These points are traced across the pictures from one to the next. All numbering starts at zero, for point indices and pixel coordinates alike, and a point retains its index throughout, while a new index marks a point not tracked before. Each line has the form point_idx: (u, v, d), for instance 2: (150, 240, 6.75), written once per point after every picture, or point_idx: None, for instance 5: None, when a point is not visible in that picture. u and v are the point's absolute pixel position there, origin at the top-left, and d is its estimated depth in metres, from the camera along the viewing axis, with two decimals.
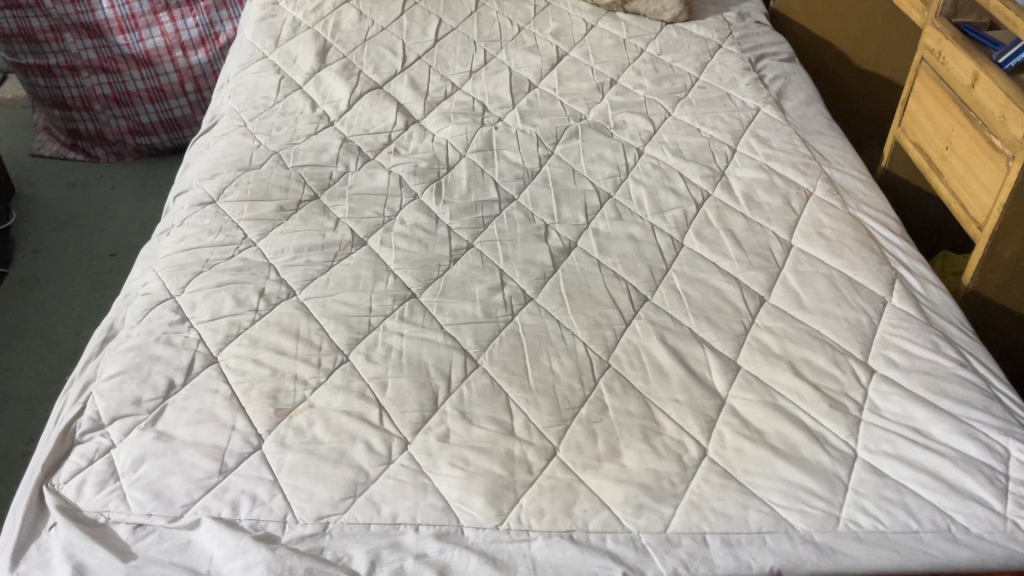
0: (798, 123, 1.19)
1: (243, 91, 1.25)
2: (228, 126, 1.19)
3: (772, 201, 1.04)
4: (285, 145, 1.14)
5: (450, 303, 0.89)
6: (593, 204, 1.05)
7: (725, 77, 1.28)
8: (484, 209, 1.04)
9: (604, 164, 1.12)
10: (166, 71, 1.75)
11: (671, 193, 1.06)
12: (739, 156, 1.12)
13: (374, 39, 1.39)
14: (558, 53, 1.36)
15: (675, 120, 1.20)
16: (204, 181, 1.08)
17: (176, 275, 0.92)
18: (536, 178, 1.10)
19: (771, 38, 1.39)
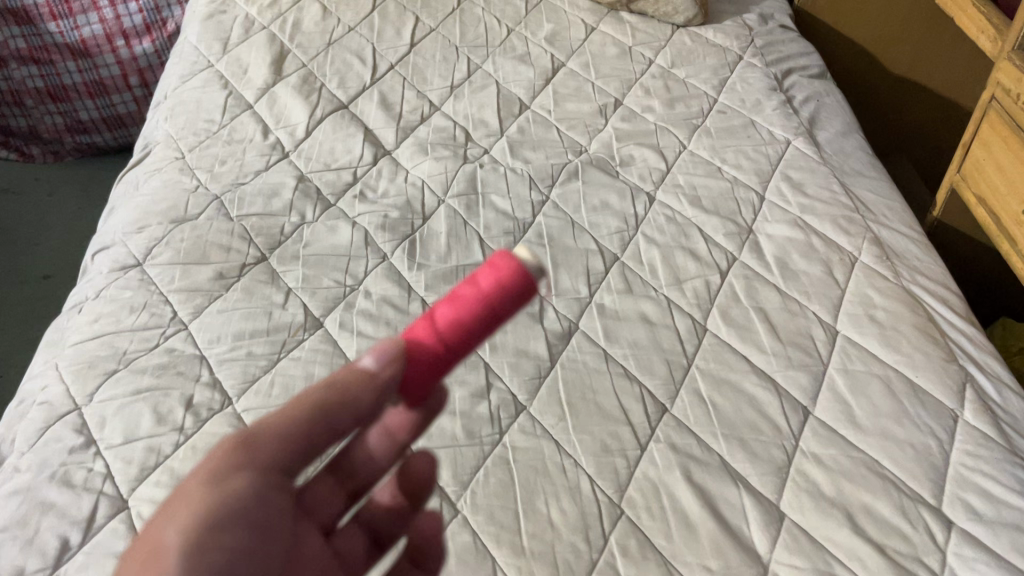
0: (835, 160, 1.02)
1: (182, 112, 1.06)
2: (163, 158, 1.00)
3: (811, 270, 0.87)
4: (229, 186, 0.96)
5: None
6: (597, 270, 0.88)
7: (749, 99, 1.10)
8: (466, 275, 0.87)
9: (609, 214, 0.94)
10: (106, 63, 1.54)
11: (690, 257, 0.89)
12: (769, 206, 0.95)
13: (340, 43, 1.20)
14: (553, 64, 1.17)
15: (692, 155, 1.02)
16: (129, 235, 0.90)
17: (84, 377, 0.74)
18: (529, 233, 0.93)
19: (798, 47, 1.21)
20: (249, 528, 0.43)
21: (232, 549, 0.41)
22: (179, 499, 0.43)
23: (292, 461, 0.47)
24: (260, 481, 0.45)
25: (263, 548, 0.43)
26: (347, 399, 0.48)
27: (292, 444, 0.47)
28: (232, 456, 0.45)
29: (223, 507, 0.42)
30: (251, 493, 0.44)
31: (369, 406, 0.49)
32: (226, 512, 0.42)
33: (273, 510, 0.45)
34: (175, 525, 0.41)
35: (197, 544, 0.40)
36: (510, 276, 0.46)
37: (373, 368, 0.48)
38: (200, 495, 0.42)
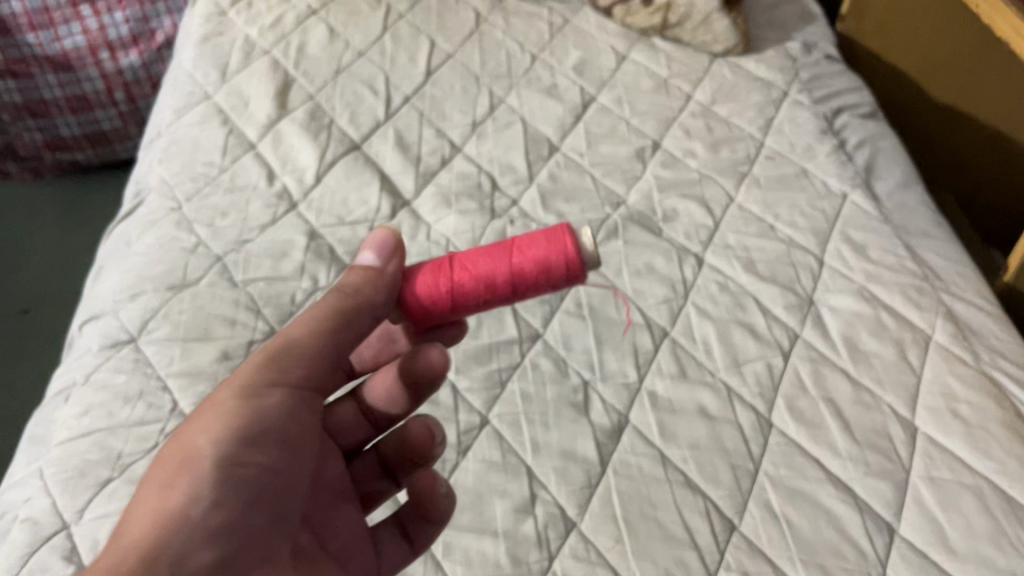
0: (896, 218, 0.93)
1: (177, 153, 0.96)
2: (157, 208, 0.90)
3: (882, 351, 0.79)
4: (231, 244, 0.86)
5: (462, 539, 0.65)
6: (646, 348, 0.79)
7: (798, 143, 1.01)
8: (500, 354, 0.78)
9: (654, 280, 0.85)
10: (89, 77, 1.44)
11: (748, 334, 0.80)
12: (830, 273, 0.86)
13: (350, 71, 1.10)
14: (584, 98, 1.07)
15: (741, 209, 0.93)
16: (121, 304, 0.80)
17: (74, 488, 0.66)
18: (567, 300, 0.83)
19: (846, 82, 1.12)
20: (266, 446, 0.52)
21: (256, 462, 0.51)
22: (210, 414, 0.51)
23: (316, 378, 0.55)
24: (290, 400, 0.54)
25: (283, 465, 0.52)
26: (357, 300, 0.56)
27: (316, 359, 0.55)
28: (264, 375, 0.53)
29: (249, 428, 0.51)
30: (277, 411, 0.53)
31: (382, 303, 0.58)
32: (248, 430, 0.51)
33: (289, 433, 0.53)
34: (208, 435, 0.50)
35: (226, 460, 0.50)
36: (558, 259, 0.58)
37: (375, 262, 0.59)
38: (230, 414, 0.51)
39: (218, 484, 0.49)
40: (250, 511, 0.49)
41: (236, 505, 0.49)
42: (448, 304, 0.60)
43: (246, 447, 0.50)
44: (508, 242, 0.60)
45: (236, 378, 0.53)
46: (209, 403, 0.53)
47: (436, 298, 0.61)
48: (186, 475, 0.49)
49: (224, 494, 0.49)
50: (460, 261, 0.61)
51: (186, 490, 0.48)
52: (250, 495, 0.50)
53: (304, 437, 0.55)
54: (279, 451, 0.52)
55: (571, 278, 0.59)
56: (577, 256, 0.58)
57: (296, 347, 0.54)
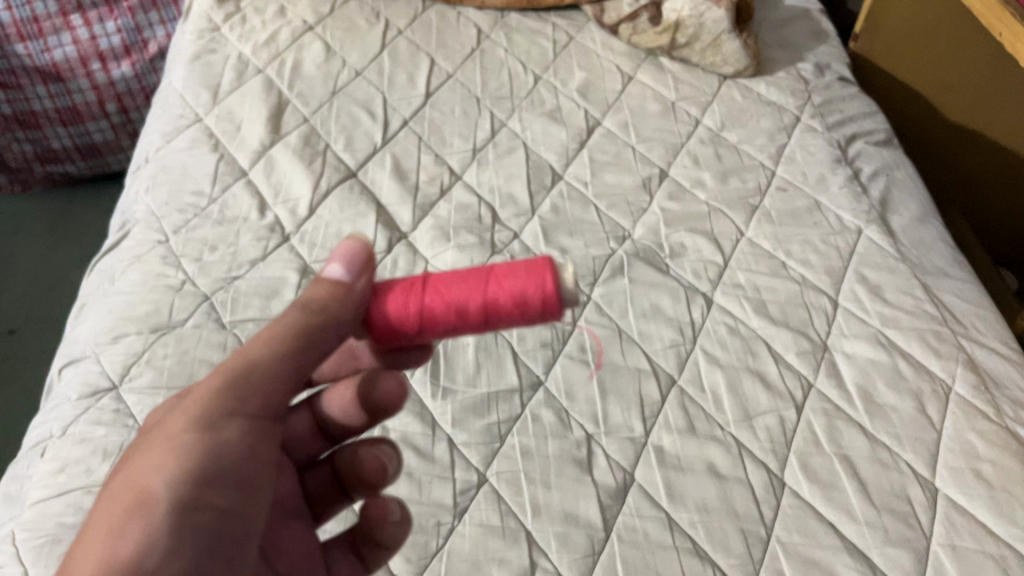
0: (913, 255, 0.89)
1: (165, 181, 0.92)
2: (142, 241, 0.86)
3: (900, 404, 0.75)
4: (220, 281, 0.83)
5: None
6: (653, 398, 0.75)
7: (811, 173, 0.97)
8: (500, 405, 0.74)
9: (661, 323, 0.82)
10: (80, 88, 1.39)
11: (760, 384, 0.77)
12: (845, 316, 0.82)
13: (346, 91, 1.06)
14: (588, 122, 1.03)
15: (751, 244, 0.89)
16: (104, 348, 0.76)
17: (48, 556, 0.62)
18: (570, 345, 0.80)
19: (860, 106, 1.08)
20: (227, 485, 0.45)
21: (215, 503, 0.44)
22: (161, 447, 0.44)
23: (279, 402, 0.48)
24: (251, 427, 0.47)
25: (247, 505, 0.45)
26: (326, 315, 0.50)
27: (276, 381, 0.48)
28: (223, 401, 0.46)
29: (208, 463, 0.44)
30: (240, 443, 0.46)
31: (349, 320, 0.52)
32: (208, 465, 0.44)
33: (253, 467, 0.46)
34: (161, 474, 0.43)
35: (184, 499, 0.43)
36: (533, 292, 0.50)
37: (344, 276, 0.52)
38: (187, 447, 0.44)
39: (175, 528, 0.42)
40: (212, 557, 0.43)
41: (196, 552, 0.42)
42: (407, 325, 0.53)
43: (203, 488, 0.43)
44: (484, 269, 0.52)
45: (192, 404, 0.46)
46: (160, 432, 0.45)
47: (398, 318, 0.52)
48: (136, 519, 0.41)
49: (182, 541, 0.42)
50: (428, 280, 0.53)
51: (138, 535, 0.41)
52: (211, 540, 0.43)
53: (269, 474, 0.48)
54: (243, 490, 0.45)
55: (545, 315, 0.51)
56: (554, 293, 0.50)
57: (256, 371, 0.47)
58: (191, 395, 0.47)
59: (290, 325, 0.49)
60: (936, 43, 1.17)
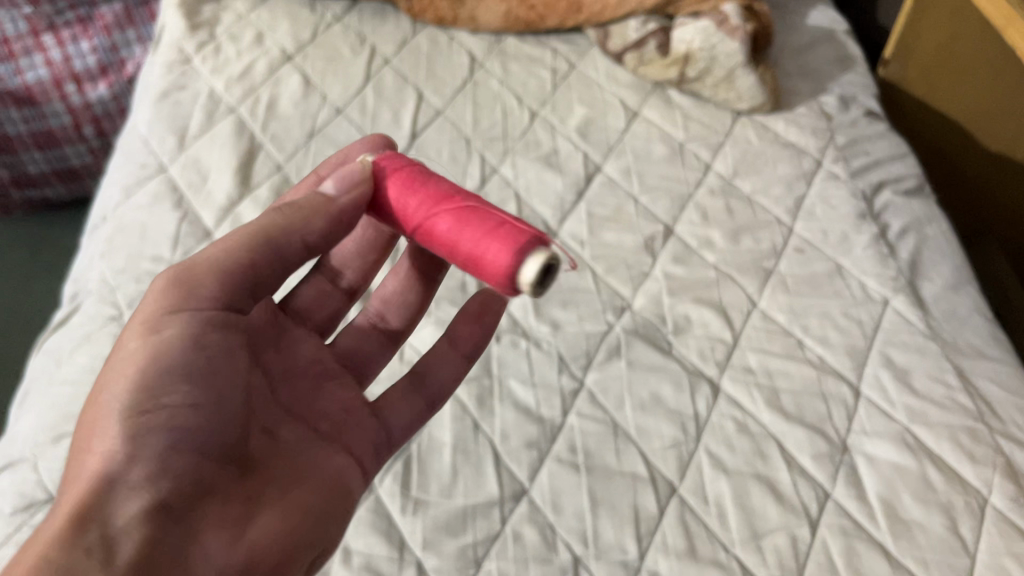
0: (944, 330, 0.80)
1: (122, 244, 0.84)
2: (94, 317, 0.79)
3: (928, 522, 0.67)
4: None
5: None
6: (650, 512, 0.67)
7: (832, 232, 0.88)
8: (477, 521, 0.67)
9: (662, 415, 0.73)
10: (55, 111, 1.31)
11: (770, 495, 0.68)
12: (867, 409, 0.74)
13: (324, 133, 0.97)
14: (587, 168, 0.94)
15: (764, 318, 0.80)
16: (44, 451, 0.70)
17: None
18: (559, 443, 0.72)
19: (889, 146, 0.98)
20: (179, 382, 0.50)
21: (169, 400, 0.49)
22: (117, 361, 0.50)
23: (231, 298, 0.53)
24: (198, 323, 0.52)
25: (204, 393, 0.50)
26: (292, 218, 0.54)
27: (227, 279, 0.52)
28: (169, 304, 0.51)
29: (152, 365, 0.49)
30: (185, 338, 0.51)
31: (319, 229, 0.55)
32: (154, 368, 0.49)
33: (205, 363, 0.51)
34: (116, 385, 0.49)
35: (137, 400, 0.48)
36: (501, 256, 0.52)
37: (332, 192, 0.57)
38: (133, 356, 0.49)
39: (133, 429, 0.47)
40: (173, 444, 0.48)
41: (156, 443, 0.48)
42: (401, 213, 0.57)
43: (152, 389, 0.48)
44: (488, 217, 0.54)
45: (138, 316, 0.51)
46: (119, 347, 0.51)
47: (397, 203, 0.58)
48: (99, 431, 0.47)
49: (144, 436, 0.47)
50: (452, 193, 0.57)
51: (102, 444, 0.47)
52: (170, 435, 0.48)
53: (223, 360, 0.53)
54: (198, 381, 0.51)
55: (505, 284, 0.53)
56: (513, 274, 0.52)
57: (204, 271, 0.52)
58: (140, 305, 0.52)
59: (243, 231, 0.53)
60: (967, 63, 1.06)
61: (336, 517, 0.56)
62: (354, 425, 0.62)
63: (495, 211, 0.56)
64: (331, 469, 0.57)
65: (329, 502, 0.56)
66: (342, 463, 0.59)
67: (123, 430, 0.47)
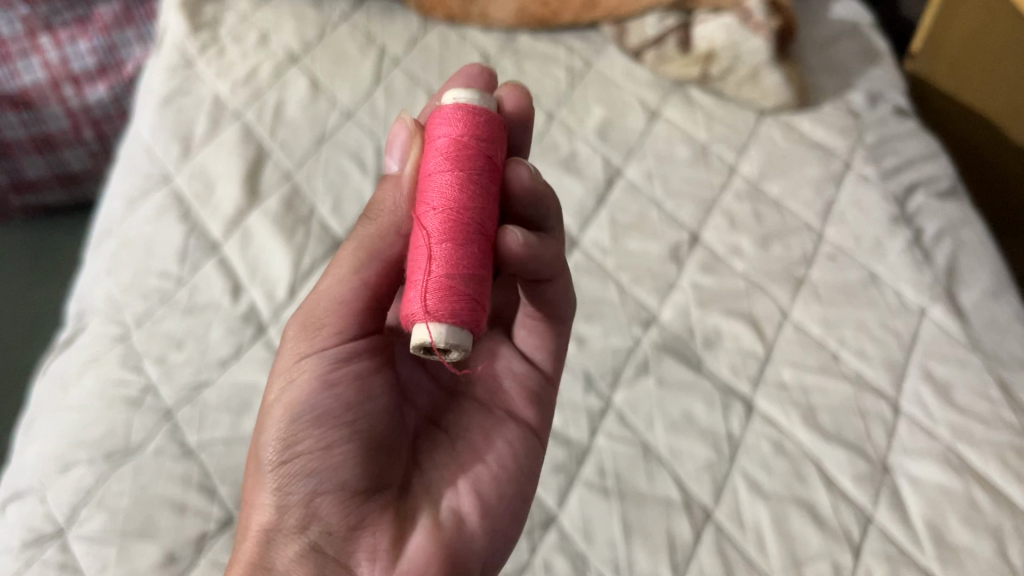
0: (985, 341, 0.77)
1: (128, 259, 0.81)
2: (100, 337, 0.76)
3: (977, 546, 0.64)
4: (186, 389, 0.72)
5: None
6: (685, 539, 0.65)
7: (865, 237, 0.84)
8: None
9: (695, 436, 0.70)
10: (54, 115, 1.27)
11: (810, 520, 0.65)
12: (908, 426, 0.71)
13: (334, 138, 0.93)
14: (607, 172, 0.91)
15: (797, 330, 0.77)
16: (52, 481, 0.67)
17: None
18: (587, 465, 0.69)
19: (919, 145, 0.94)
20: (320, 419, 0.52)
21: (310, 438, 0.51)
22: (265, 414, 0.54)
23: (350, 322, 0.55)
24: (324, 362, 0.53)
25: (341, 425, 0.52)
26: (383, 223, 0.57)
27: (339, 306, 0.55)
28: (295, 351, 0.54)
29: (286, 416, 0.52)
30: (312, 381, 0.53)
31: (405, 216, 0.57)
32: (292, 415, 0.52)
33: (342, 393, 0.53)
34: (263, 439, 0.52)
35: (276, 453, 0.51)
36: (411, 310, 0.49)
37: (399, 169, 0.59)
38: (272, 410, 0.53)
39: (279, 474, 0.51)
40: (316, 482, 0.51)
41: (303, 488, 0.51)
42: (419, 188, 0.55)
43: (287, 437, 0.51)
44: (433, 261, 0.50)
45: (275, 368, 0.55)
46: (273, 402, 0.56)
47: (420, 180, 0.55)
48: (258, 484, 0.52)
49: (292, 482, 0.51)
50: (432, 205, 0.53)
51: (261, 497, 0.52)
52: (312, 476, 0.51)
53: (355, 387, 0.54)
54: (334, 418, 0.52)
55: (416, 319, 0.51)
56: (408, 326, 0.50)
57: (325, 309, 0.55)
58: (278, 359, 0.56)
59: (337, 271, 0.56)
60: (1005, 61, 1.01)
61: (519, 500, 0.56)
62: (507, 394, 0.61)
63: (459, 249, 0.50)
64: (500, 446, 0.57)
65: (504, 486, 0.55)
66: (512, 437, 0.58)
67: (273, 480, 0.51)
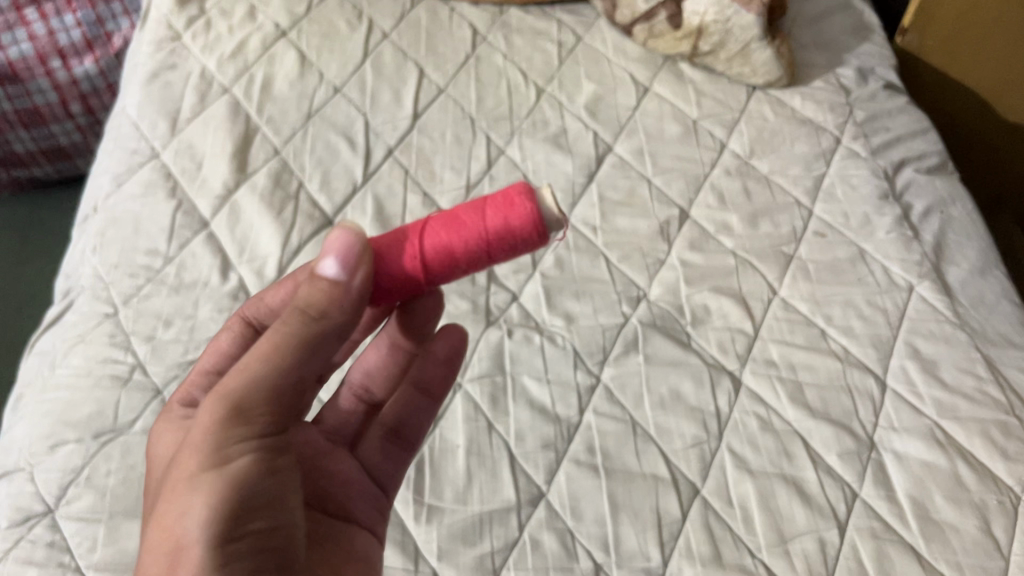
0: (972, 319, 0.77)
1: (115, 237, 0.81)
2: (88, 315, 0.76)
3: (962, 523, 0.65)
4: (174, 367, 0.72)
5: None
6: (673, 515, 0.65)
7: (854, 214, 0.84)
8: (494, 528, 0.64)
9: (683, 413, 0.71)
10: (40, 88, 1.25)
11: (797, 497, 0.66)
12: (894, 402, 0.71)
13: (323, 114, 0.92)
14: (598, 149, 0.90)
15: (785, 307, 0.78)
16: (40, 461, 0.67)
17: None
18: (575, 443, 0.69)
19: (909, 121, 0.94)
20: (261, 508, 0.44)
21: (256, 526, 0.43)
22: (183, 489, 0.43)
23: (283, 412, 0.46)
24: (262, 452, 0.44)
25: (281, 516, 0.45)
26: (325, 323, 0.47)
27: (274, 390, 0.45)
28: (232, 429, 0.44)
29: (234, 498, 0.42)
30: (256, 468, 0.44)
31: (348, 326, 0.48)
32: (238, 500, 0.42)
33: (281, 479, 0.45)
34: (193, 517, 0.41)
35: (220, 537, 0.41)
36: (523, 215, 0.49)
37: (340, 276, 0.47)
38: (206, 486, 0.42)
39: (218, 568, 0.41)
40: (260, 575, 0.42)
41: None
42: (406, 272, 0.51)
43: (235, 522, 0.42)
44: (480, 220, 0.49)
45: (194, 441, 0.44)
46: (176, 475, 0.44)
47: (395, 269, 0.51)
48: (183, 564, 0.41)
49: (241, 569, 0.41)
50: (484, 249, 0.49)
51: None
52: (258, 561, 0.42)
53: (287, 479, 0.46)
54: (277, 506, 0.45)
55: (534, 242, 0.50)
56: (537, 217, 0.49)
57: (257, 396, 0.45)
58: (193, 431, 0.44)
59: (281, 339, 0.46)
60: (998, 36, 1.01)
61: None
62: (357, 496, 0.59)
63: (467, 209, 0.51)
64: (366, 548, 0.56)
65: None
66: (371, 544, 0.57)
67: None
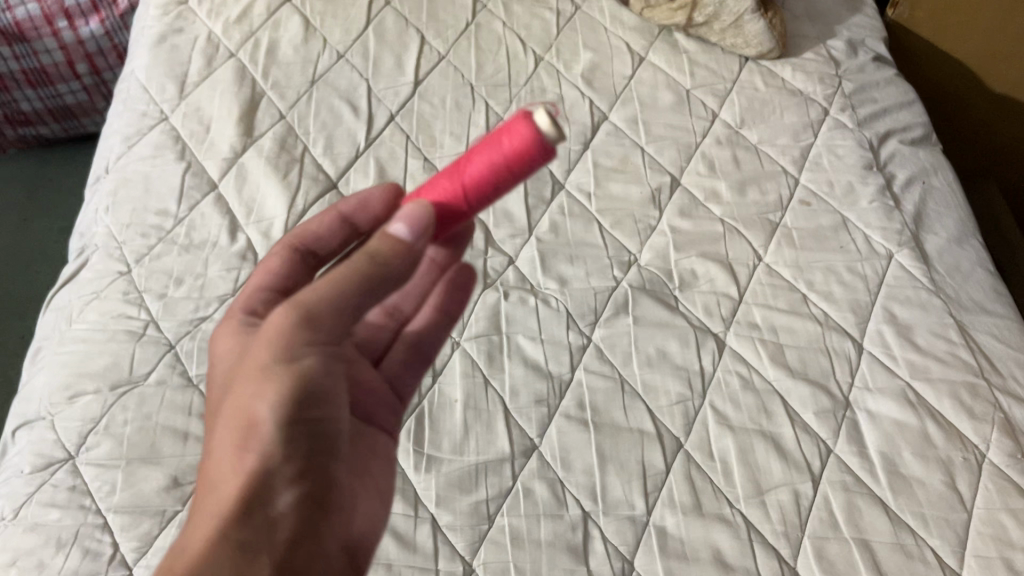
0: (948, 286, 0.81)
1: (126, 197, 0.84)
2: (102, 272, 0.79)
3: (928, 478, 0.69)
4: (185, 324, 0.76)
5: None
6: (657, 467, 0.69)
7: (839, 183, 0.88)
8: (489, 478, 0.68)
9: (669, 371, 0.75)
10: (47, 48, 1.27)
11: (774, 452, 0.70)
12: (869, 364, 0.75)
13: (327, 79, 0.94)
14: (593, 117, 0.93)
15: (769, 273, 0.81)
16: (60, 410, 0.70)
17: None
18: (567, 399, 0.73)
19: (896, 93, 0.97)
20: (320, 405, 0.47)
21: (311, 419, 0.46)
22: (255, 377, 0.45)
23: (342, 329, 0.48)
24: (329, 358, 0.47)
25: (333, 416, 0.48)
26: (388, 266, 0.47)
27: (340, 311, 0.47)
28: (303, 337, 0.46)
29: (300, 395, 0.45)
30: (322, 372, 0.46)
31: (404, 274, 0.49)
32: (303, 395, 0.46)
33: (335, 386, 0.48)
34: (265, 401, 0.45)
35: (286, 423, 0.45)
36: (522, 135, 0.47)
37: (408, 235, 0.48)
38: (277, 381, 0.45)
39: (280, 449, 0.45)
40: (309, 458, 0.46)
41: (301, 461, 0.46)
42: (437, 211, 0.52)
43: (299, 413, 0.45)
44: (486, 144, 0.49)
45: (270, 337, 0.46)
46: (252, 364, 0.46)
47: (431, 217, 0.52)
48: (251, 442, 0.45)
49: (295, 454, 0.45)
50: (505, 168, 0.48)
51: (256, 454, 0.45)
52: (308, 447, 0.46)
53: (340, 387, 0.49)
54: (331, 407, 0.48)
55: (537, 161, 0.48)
56: (536, 134, 0.47)
57: (325, 314, 0.46)
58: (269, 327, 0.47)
59: (352, 269, 0.46)
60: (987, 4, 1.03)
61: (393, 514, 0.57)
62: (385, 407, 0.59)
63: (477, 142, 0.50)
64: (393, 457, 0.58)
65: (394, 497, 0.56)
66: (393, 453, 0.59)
67: (277, 455, 0.45)
